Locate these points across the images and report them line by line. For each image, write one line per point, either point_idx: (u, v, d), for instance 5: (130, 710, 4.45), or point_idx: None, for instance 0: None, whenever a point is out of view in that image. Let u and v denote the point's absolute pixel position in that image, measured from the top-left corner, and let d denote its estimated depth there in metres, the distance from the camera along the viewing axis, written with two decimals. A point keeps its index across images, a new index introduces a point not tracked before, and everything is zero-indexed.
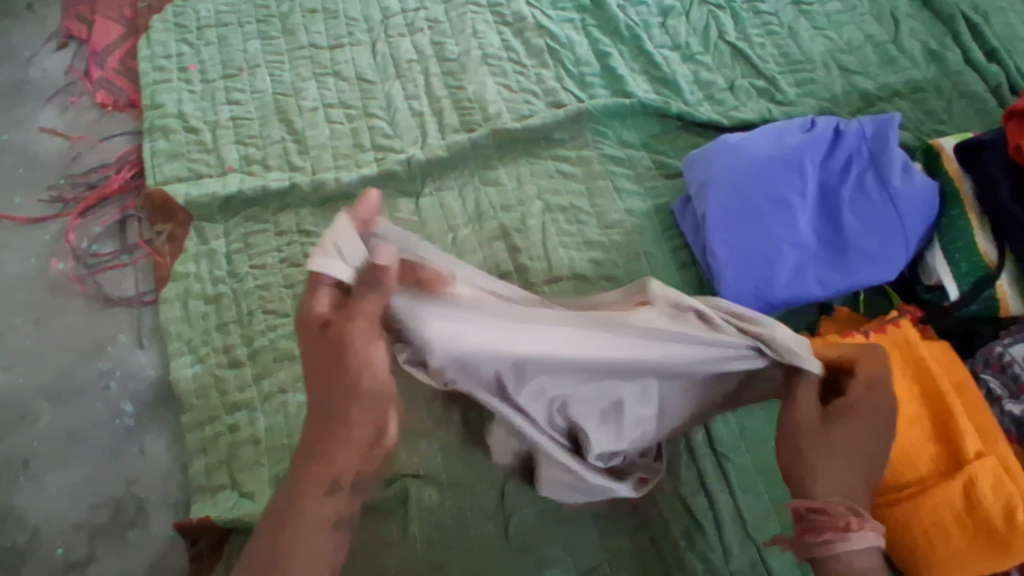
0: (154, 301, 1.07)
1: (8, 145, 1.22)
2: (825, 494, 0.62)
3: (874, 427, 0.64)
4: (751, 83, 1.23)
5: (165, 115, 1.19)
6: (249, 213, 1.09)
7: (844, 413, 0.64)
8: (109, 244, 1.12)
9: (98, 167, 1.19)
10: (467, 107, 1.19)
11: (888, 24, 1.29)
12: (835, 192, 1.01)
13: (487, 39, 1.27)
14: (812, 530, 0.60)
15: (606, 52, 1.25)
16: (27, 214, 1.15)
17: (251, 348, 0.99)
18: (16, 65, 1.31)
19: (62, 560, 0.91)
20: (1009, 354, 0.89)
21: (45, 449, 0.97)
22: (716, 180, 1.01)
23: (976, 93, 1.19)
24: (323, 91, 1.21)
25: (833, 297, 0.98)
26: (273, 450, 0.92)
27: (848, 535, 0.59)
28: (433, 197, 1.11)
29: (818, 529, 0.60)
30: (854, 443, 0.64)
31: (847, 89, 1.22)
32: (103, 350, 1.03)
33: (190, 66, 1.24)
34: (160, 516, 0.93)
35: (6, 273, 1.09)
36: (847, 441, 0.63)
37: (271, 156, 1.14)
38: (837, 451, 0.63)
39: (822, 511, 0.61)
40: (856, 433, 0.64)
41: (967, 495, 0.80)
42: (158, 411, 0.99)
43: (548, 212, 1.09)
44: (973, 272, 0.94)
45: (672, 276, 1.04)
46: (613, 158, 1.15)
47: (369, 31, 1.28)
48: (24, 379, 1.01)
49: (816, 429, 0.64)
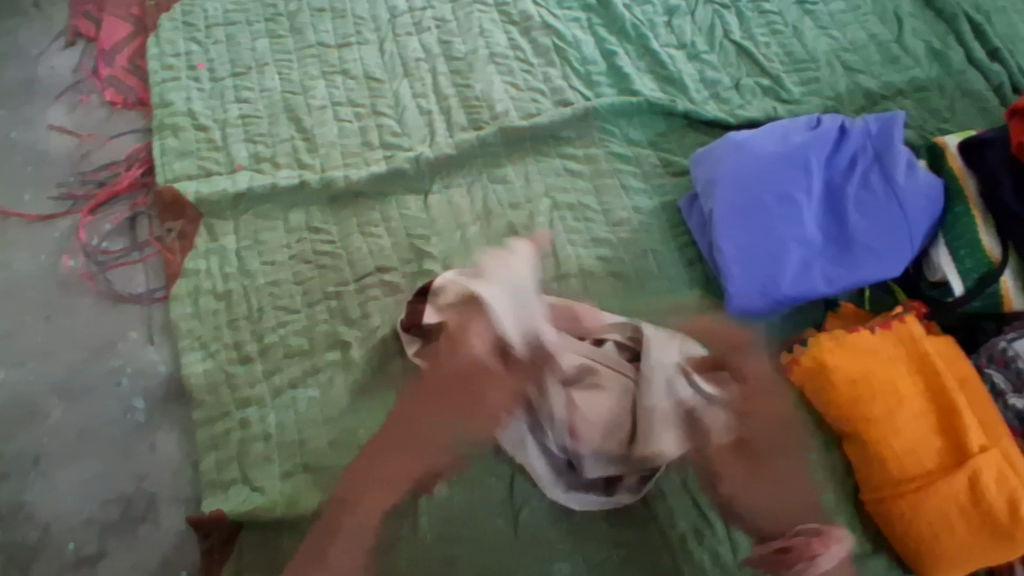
0: (164, 298, 1.07)
1: (17, 143, 1.22)
2: (774, 529, 0.82)
3: (784, 455, 0.85)
4: (756, 81, 1.24)
5: (173, 113, 1.20)
6: (258, 210, 1.10)
7: (751, 451, 0.83)
8: (119, 241, 1.12)
9: (107, 165, 1.20)
10: (474, 106, 1.20)
11: (892, 23, 1.30)
12: (841, 189, 1.01)
13: (493, 38, 1.27)
14: (792, 553, 0.80)
15: (612, 51, 1.26)
16: (36, 212, 1.15)
17: (262, 345, 0.99)
18: (23, 63, 1.32)
19: (73, 555, 0.91)
20: (1013, 349, 0.90)
21: (57, 445, 0.98)
22: (723, 178, 1.02)
23: (979, 92, 1.20)
24: (331, 89, 1.22)
25: (838, 294, 0.99)
26: (284, 446, 0.92)
27: (823, 551, 0.80)
28: (441, 195, 1.12)
29: (795, 553, 0.80)
30: (775, 474, 0.83)
31: (852, 88, 1.23)
32: (114, 346, 1.04)
33: (199, 64, 1.25)
34: (172, 511, 0.93)
35: (16, 270, 1.10)
36: (778, 481, 0.83)
37: (280, 154, 1.15)
38: (775, 489, 0.83)
39: (789, 546, 0.81)
40: (794, 467, 0.85)
41: (971, 488, 0.81)
42: (169, 407, 1.00)
43: (556, 209, 1.10)
44: (976, 269, 0.95)
45: (678, 273, 1.05)
46: (619, 156, 1.15)
47: (376, 30, 1.28)
48: (34, 376, 1.02)
49: (748, 474, 0.83)
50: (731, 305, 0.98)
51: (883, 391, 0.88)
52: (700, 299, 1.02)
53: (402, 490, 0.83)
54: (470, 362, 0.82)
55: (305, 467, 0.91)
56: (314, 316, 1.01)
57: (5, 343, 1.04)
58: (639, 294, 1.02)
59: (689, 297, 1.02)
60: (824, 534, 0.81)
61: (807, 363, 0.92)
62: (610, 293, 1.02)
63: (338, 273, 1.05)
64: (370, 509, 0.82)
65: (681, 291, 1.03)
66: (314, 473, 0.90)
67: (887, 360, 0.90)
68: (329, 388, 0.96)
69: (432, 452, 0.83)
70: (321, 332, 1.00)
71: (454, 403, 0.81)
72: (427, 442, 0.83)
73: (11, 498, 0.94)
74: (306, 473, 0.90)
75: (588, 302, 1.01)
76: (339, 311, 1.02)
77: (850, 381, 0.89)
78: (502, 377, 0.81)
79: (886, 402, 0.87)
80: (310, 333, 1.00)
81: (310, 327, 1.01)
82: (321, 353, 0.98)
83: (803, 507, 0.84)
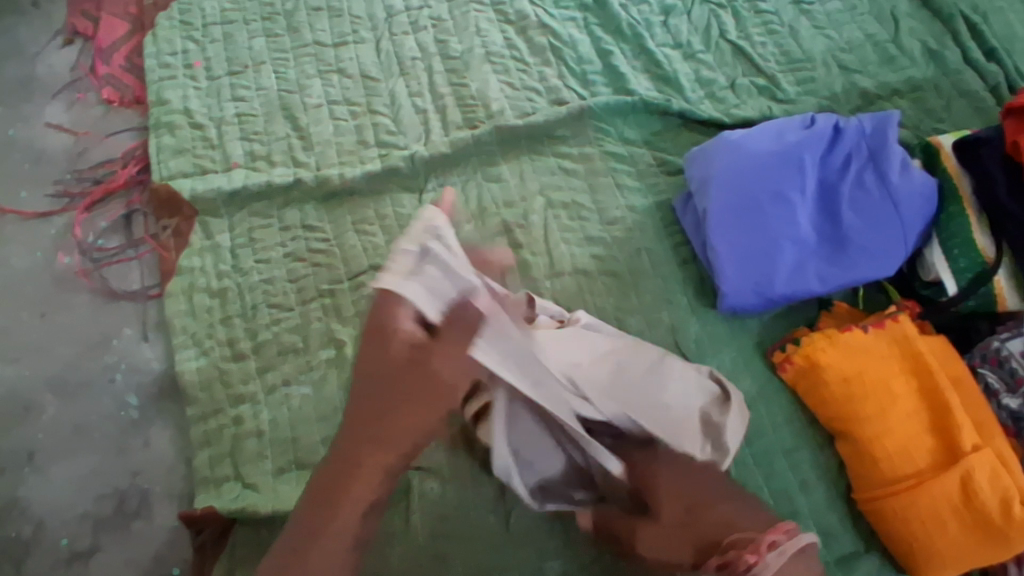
0: (159, 295, 1.08)
1: (14, 140, 1.23)
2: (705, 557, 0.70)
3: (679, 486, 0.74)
4: (752, 81, 1.24)
5: (170, 112, 1.20)
6: (253, 208, 1.10)
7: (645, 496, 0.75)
8: (115, 238, 1.13)
9: (104, 163, 1.20)
10: (470, 105, 1.20)
11: (888, 23, 1.30)
12: (835, 188, 1.01)
13: (490, 37, 1.28)
14: (728, 567, 0.67)
15: (608, 51, 1.26)
16: (33, 209, 1.16)
17: (256, 342, 1.00)
18: (21, 61, 1.32)
19: (67, 550, 0.91)
20: (1006, 348, 0.89)
21: (51, 441, 0.98)
22: (717, 177, 1.02)
23: (975, 92, 1.20)
24: (327, 88, 1.22)
25: (832, 293, 0.99)
26: (277, 443, 0.93)
27: (758, 560, 0.66)
28: (436, 193, 1.12)
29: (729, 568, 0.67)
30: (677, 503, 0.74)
31: (848, 87, 1.23)
32: (109, 343, 1.04)
33: (196, 63, 1.25)
34: (165, 507, 0.94)
35: (12, 267, 1.10)
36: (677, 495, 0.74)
37: (276, 152, 1.15)
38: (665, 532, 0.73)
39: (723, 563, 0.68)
40: (696, 483, 0.74)
41: (964, 487, 0.81)
42: (163, 404, 1.00)
43: (550, 208, 1.10)
44: (970, 268, 0.94)
45: (672, 271, 1.05)
46: (614, 155, 1.16)
47: (373, 29, 1.29)
48: (29, 372, 1.02)
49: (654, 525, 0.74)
50: (724, 304, 0.98)
51: (875, 389, 0.88)
52: (694, 297, 1.03)
53: (374, 497, 0.68)
54: (410, 347, 0.66)
55: (299, 463, 0.91)
56: (308, 313, 1.01)
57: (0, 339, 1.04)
58: (632, 293, 1.02)
59: (683, 296, 1.02)
60: (757, 542, 0.67)
61: (800, 361, 0.92)
62: (603, 292, 1.02)
63: (332, 271, 1.05)
64: (348, 515, 0.67)
65: (675, 290, 1.03)
66: (307, 470, 0.91)
67: (880, 359, 0.90)
68: (322, 385, 0.96)
69: (378, 450, 0.67)
70: (314, 330, 1.00)
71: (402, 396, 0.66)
72: (376, 432, 0.67)
73: (5, 493, 0.94)
74: (299, 470, 0.91)
75: (582, 300, 1.02)
76: (333, 308, 1.02)
77: (843, 379, 0.89)
78: (437, 349, 0.67)
79: (878, 400, 0.87)
80: (303, 330, 1.00)
81: (304, 324, 1.01)
82: (314, 350, 0.98)
83: (734, 519, 0.72)
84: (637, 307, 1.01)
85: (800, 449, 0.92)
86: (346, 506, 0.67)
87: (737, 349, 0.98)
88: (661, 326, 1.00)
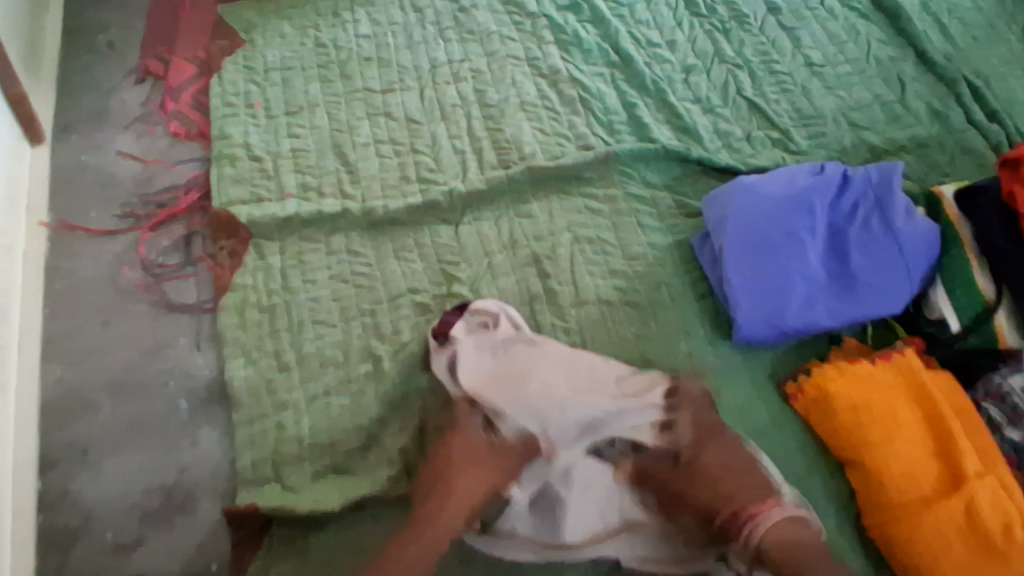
0: (213, 309, 1.16)
1: (86, 166, 1.34)
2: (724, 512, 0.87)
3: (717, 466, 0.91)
4: (766, 134, 1.34)
5: (232, 145, 1.31)
6: (303, 233, 1.20)
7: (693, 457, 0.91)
8: (175, 257, 1.22)
9: (168, 190, 1.31)
10: (505, 147, 1.30)
11: (895, 85, 1.41)
12: (843, 232, 1.09)
13: (524, 88, 1.39)
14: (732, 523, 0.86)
15: (633, 103, 1.36)
16: (100, 227, 1.26)
17: (300, 354, 1.08)
18: (97, 95, 1.46)
19: (113, 541, 0.97)
20: (1007, 383, 0.97)
21: (104, 438, 1.05)
22: (733, 217, 1.10)
23: (977, 149, 1.31)
24: (375, 129, 1.33)
25: (841, 328, 1.07)
26: (317, 448, 1.00)
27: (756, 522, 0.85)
28: (471, 225, 1.21)
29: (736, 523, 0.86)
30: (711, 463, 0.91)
31: (857, 143, 1.33)
32: (165, 349, 1.13)
33: (257, 103, 1.38)
34: (208, 504, 1.00)
35: (80, 278, 1.20)
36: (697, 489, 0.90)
37: (326, 185, 1.26)
38: (707, 476, 0.90)
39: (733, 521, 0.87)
40: (717, 450, 0.92)
41: (968, 510, 0.86)
42: (211, 409, 1.07)
43: (576, 242, 1.19)
44: (971, 306, 1.02)
45: (690, 304, 1.13)
46: (637, 198, 1.25)
47: (418, 79, 1.40)
48: (89, 374, 1.10)
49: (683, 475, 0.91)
50: (739, 334, 1.06)
51: (884, 415, 0.95)
52: (710, 329, 1.11)
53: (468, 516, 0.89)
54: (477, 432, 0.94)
55: (336, 468, 0.99)
56: (349, 330, 1.10)
57: (63, 343, 1.13)
58: (652, 321, 1.11)
59: (700, 328, 1.11)
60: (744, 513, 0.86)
61: (810, 392, 1.01)
62: (625, 321, 1.11)
63: (373, 292, 1.14)
64: (456, 511, 0.89)
65: (692, 321, 1.11)
66: (343, 475, 0.98)
67: (888, 388, 0.97)
68: (360, 397, 1.04)
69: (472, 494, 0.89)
70: (355, 345, 1.09)
71: (470, 464, 0.91)
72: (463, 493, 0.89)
73: (59, 484, 1.01)
74: (335, 474, 0.98)
75: (604, 328, 1.10)
76: (373, 327, 1.11)
77: (853, 407, 0.96)
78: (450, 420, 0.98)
79: (886, 426, 0.94)
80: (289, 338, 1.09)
81: (345, 340, 1.09)
82: (354, 364, 1.07)
83: (732, 493, 0.88)
84: (655, 335, 1.10)
85: (811, 476, 0.98)
86: (449, 512, 0.88)
87: (750, 378, 1.07)
88: (679, 353, 1.08)
